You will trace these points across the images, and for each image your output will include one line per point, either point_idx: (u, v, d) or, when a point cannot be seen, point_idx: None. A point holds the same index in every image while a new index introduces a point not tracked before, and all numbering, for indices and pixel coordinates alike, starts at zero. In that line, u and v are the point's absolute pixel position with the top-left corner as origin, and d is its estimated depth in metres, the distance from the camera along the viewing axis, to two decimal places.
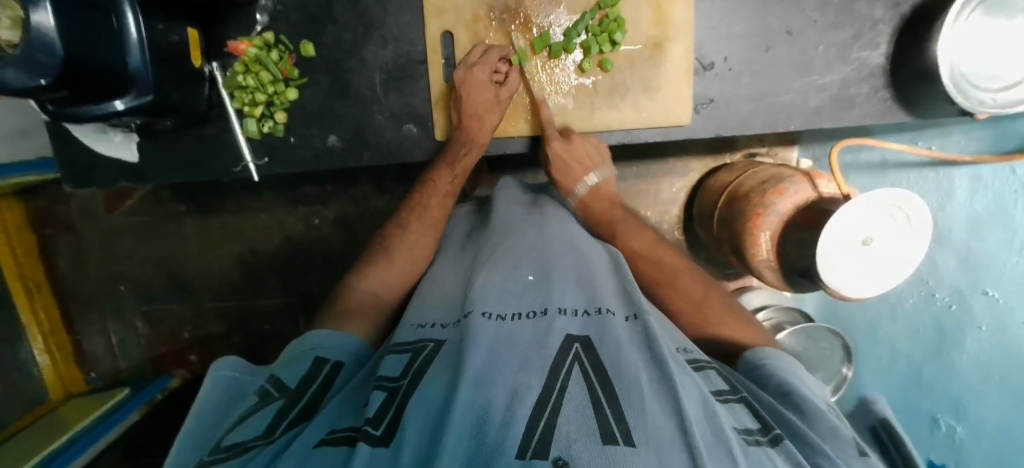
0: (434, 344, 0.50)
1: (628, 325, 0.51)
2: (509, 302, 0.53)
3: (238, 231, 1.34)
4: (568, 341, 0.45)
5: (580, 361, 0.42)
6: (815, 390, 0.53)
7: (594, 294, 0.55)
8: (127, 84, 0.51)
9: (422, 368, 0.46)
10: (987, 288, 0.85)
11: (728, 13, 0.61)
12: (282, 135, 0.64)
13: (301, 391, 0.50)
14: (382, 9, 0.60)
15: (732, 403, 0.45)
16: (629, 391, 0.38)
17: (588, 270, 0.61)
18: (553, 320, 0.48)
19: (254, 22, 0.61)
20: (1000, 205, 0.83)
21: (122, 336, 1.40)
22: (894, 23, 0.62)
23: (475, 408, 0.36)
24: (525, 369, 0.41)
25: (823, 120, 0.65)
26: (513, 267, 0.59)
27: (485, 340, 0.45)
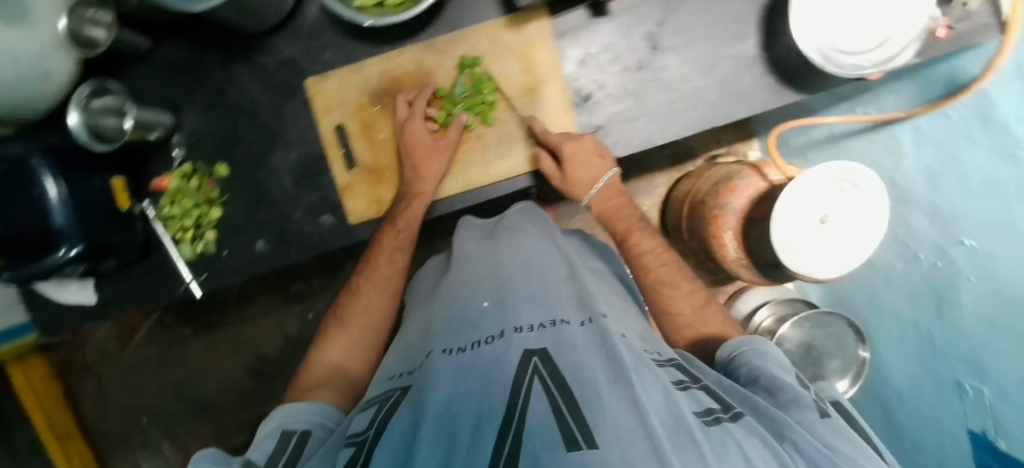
0: (401, 392, 0.47)
1: (584, 328, 0.48)
2: (465, 332, 0.50)
3: (243, 339, 1.35)
4: (526, 355, 0.43)
5: (539, 373, 0.41)
6: (791, 369, 0.50)
7: (549, 307, 0.52)
8: (58, 239, 0.56)
9: (389, 414, 0.44)
10: (963, 238, 0.78)
11: (593, 44, 0.64)
12: (214, 251, 0.68)
13: (273, 465, 0.44)
14: (280, 120, 0.66)
15: (692, 389, 0.43)
16: (586, 395, 0.37)
17: (544, 275, 0.58)
18: (510, 340, 0.46)
19: (172, 158, 0.68)
20: (950, 155, 0.77)
21: (152, 466, 1.37)
22: (756, 14, 0.63)
23: (442, 439, 0.37)
24: (487, 395, 0.40)
25: (717, 117, 0.65)
26: (468, 296, 0.56)
27: (447, 375, 0.43)
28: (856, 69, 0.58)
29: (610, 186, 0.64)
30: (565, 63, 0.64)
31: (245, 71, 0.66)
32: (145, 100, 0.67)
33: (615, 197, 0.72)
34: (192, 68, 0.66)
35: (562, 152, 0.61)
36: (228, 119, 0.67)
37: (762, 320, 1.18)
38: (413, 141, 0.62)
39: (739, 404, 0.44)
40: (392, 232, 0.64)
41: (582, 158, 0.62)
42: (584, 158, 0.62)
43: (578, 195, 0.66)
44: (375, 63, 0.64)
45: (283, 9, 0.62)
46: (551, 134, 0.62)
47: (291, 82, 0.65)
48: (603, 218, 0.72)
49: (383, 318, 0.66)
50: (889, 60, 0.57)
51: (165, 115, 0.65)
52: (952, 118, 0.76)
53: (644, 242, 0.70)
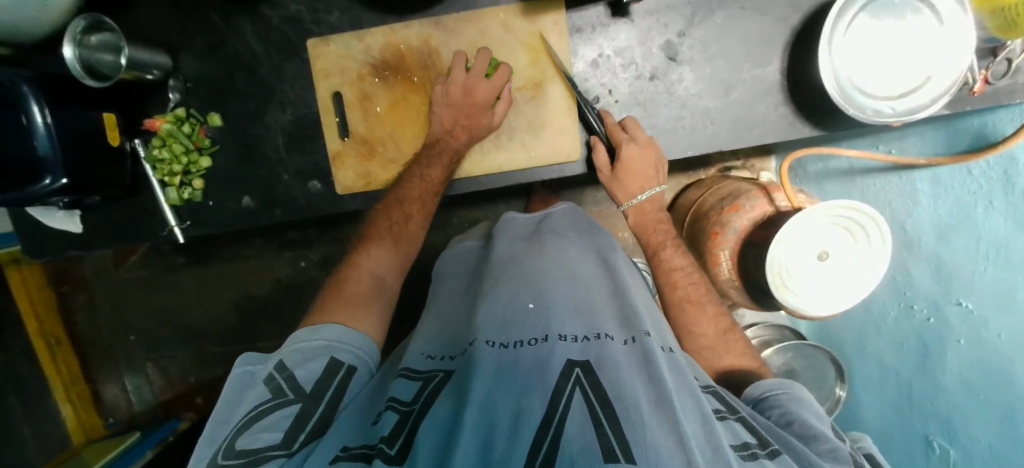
0: (445, 374, 0.47)
1: (626, 348, 0.44)
2: (509, 328, 0.47)
3: (236, 279, 1.28)
4: (569, 365, 0.40)
5: (581, 384, 0.38)
6: (826, 419, 0.47)
7: (591, 316, 0.48)
8: (42, 168, 0.57)
9: (430, 396, 0.43)
10: (960, 299, 0.76)
11: (608, 46, 0.61)
12: (201, 200, 0.68)
13: (320, 397, 0.45)
14: (277, 77, 0.65)
15: (729, 420, 0.41)
16: (628, 410, 0.35)
17: (586, 283, 0.55)
18: (553, 346, 0.43)
19: (168, 100, 0.66)
20: (965, 211, 0.74)
21: (137, 382, 1.32)
22: (785, 38, 0.59)
23: (482, 427, 0.36)
24: (526, 394, 0.38)
25: (725, 141, 0.62)
26: (513, 295, 0.51)
27: (490, 369, 0.41)
28: (878, 115, 0.55)
29: (650, 202, 0.64)
30: (575, 61, 0.61)
31: (248, 22, 0.64)
32: (144, 37, 0.66)
33: (654, 212, 0.65)
34: (195, 11, 0.64)
35: (622, 153, 0.59)
36: (226, 69, 0.65)
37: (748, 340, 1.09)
38: (436, 126, 0.61)
39: (775, 440, 0.41)
40: (401, 211, 0.62)
41: (638, 166, 0.60)
42: (640, 166, 0.60)
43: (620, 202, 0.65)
44: (379, 33, 0.62)
45: None
46: (618, 129, 0.60)
47: (293, 40, 0.64)
48: (636, 231, 0.66)
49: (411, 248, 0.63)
50: (918, 109, 0.53)
51: (162, 58, 0.64)
52: (972, 173, 0.73)
53: (675, 259, 0.62)
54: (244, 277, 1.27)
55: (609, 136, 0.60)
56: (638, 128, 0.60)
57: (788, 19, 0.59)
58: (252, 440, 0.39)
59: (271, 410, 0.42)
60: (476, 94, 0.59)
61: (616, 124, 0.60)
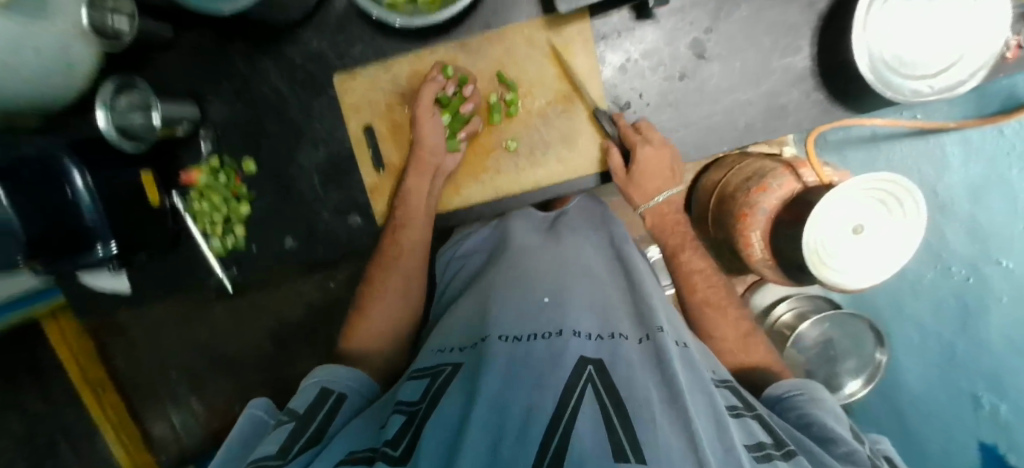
0: (452, 367, 0.45)
1: (641, 347, 0.43)
2: (523, 321, 0.46)
3: (267, 306, 1.29)
4: (581, 363, 0.39)
5: (594, 384, 0.37)
6: (846, 423, 0.47)
7: (607, 315, 0.47)
8: (95, 232, 0.58)
9: (440, 391, 0.41)
10: (1001, 258, 0.78)
11: (636, 49, 0.60)
12: (244, 245, 0.69)
13: (314, 414, 0.45)
14: (307, 116, 0.65)
15: (744, 418, 0.41)
16: (640, 412, 0.34)
17: (601, 281, 0.53)
18: (566, 340, 0.41)
19: (201, 151, 0.67)
20: (997, 172, 0.76)
21: (182, 416, 1.34)
22: (813, 23, 0.59)
23: (492, 425, 0.34)
24: (537, 390, 0.36)
25: (757, 133, 0.62)
26: (526, 291, 0.51)
27: (501, 362, 0.40)
28: (917, 96, 0.54)
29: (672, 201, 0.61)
30: (603, 68, 0.61)
31: (271, 63, 0.64)
32: (169, 88, 0.66)
33: (673, 213, 0.64)
34: (217, 58, 0.64)
35: (639, 153, 0.57)
36: (253, 112, 0.65)
37: (780, 315, 1.04)
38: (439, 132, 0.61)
39: (792, 441, 0.41)
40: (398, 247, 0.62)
41: (658, 167, 0.58)
42: (656, 167, 0.58)
43: (637, 203, 0.63)
44: (406, 61, 0.62)
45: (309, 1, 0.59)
46: (632, 131, 0.58)
47: (318, 77, 0.63)
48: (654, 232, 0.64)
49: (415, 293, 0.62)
50: (955, 88, 0.54)
51: (189, 109, 0.64)
52: (1003, 133, 0.74)
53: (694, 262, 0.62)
54: (276, 303, 1.29)
55: (623, 137, 0.59)
56: (651, 129, 0.59)
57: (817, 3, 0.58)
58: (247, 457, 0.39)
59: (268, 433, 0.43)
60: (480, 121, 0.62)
61: (629, 125, 0.59)
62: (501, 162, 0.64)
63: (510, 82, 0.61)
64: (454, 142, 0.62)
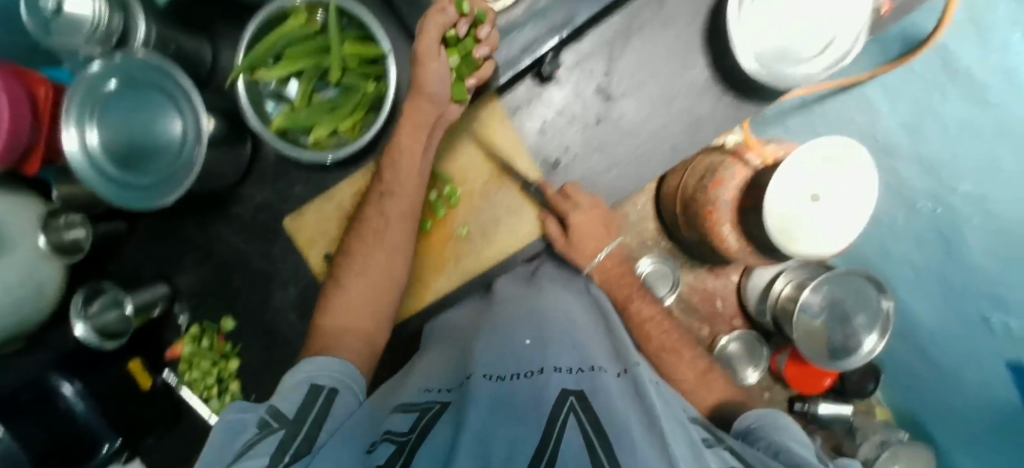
0: (442, 405, 0.45)
1: (619, 380, 0.44)
2: (508, 363, 0.48)
3: None
4: (563, 394, 0.40)
5: (575, 410, 0.37)
6: (811, 446, 0.47)
7: (587, 351, 0.48)
8: (96, 435, 0.60)
9: (425, 429, 0.40)
10: (956, 185, 0.79)
11: (549, 111, 0.64)
12: (243, 398, 0.69)
13: (304, 420, 0.43)
14: (270, 262, 0.67)
15: (718, 449, 0.40)
16: (619, 435, 0.34)
17: (581, 323, 0.55)
18: (548, 377, 0.43)
19: (179, 324, 0.70)
20: (923, 106, 0.78)
21: None
22: (700, 39, 0.62)
23: (479, 451, 0.34)
24: (523, 421, 0.37)
25: (685, 150, 0.65)
26: (511, 333, 0.54)
27: (485, 400, 0.41)
28: (808, 78, 0.56)
29: (612, 253, 0.67)
30: (525, 138, 0.64)
31: (224, 226, 0.67)
32: (138, 275, 0.69)
33: (616, 266, 0.68)
34: (175, 234, 0.68)
35: (569, 218, 0.62)
36: (221, 272, 0.68)
37: (781, 290, 1.04)
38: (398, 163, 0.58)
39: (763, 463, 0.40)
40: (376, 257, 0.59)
41: (591, 227, 0.62)
42: (590, 227, 0.62)
43: (581, 264, 0.66)
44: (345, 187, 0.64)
45: (241, 161, 0.64)
46: (561, 199, 0.62)
47: (270, 225, 0.67)
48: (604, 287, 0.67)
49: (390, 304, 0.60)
50: (841, 60, 0.56)
51: (160, 289, 0.67)
52: (916, 71, 0.77)
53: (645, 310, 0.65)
54: None
55: (552, 203, 0.63)
56: (579, 193, 0.63)
57: (694, 22, 0.62)
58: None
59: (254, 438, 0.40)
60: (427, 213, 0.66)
61: (556, 192, 0.63)
62: (459, 249, 0.66)
63: (445, 176, 0.64)
64: (460, 88, 0.57)
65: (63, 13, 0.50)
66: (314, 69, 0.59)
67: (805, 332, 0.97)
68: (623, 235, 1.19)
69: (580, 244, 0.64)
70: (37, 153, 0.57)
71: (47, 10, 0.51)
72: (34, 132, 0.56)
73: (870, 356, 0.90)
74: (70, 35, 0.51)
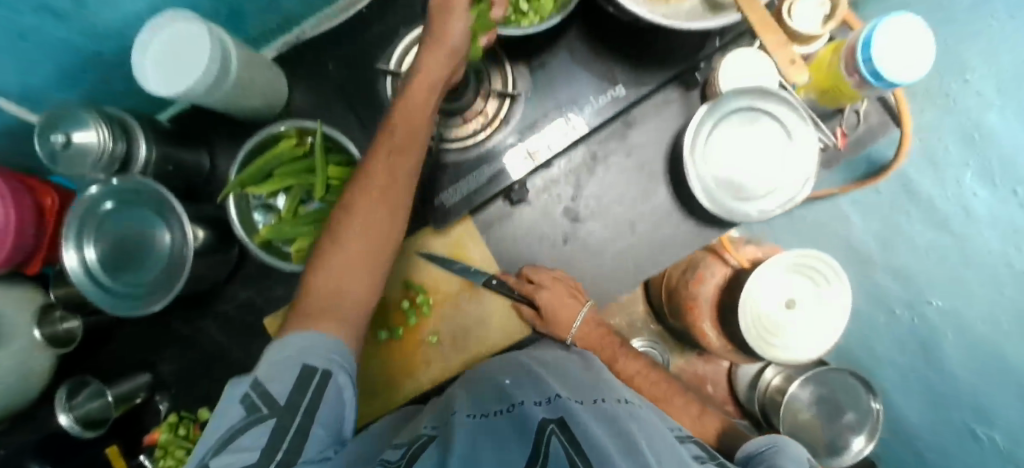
0: (429, 438, 0.46)
1: (594, 408, 0.47)
2: (486, 405, 0.51)
3: None
4: (542, 422, 0.43)
5: (556, 434, 0.40)
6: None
7: (562, 387, 0.51)
8: None
9: (415, 456, 0.41)
10: (929, 298, 0.81)
11: (518, 230, 0.68)
12: None
13: (297, 407, 0.39)
14: (250, 357, 0.71)
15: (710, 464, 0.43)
16: (600, 453, 0.37)
17: (559, 368, 0.58)
18: (523, 413, 0.46)
19: (160, 410, 0.73)
20: (891, 222, 0.81)
21: None
22: (662, 170, 0.67)
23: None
24: (505, 448, 0.40)
25: (649, 268, 0.68)
26: (493, 378, 0.58)
27: (463, 436, 0.43)
28: (764, 214, 0.59)
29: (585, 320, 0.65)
30: (495, 253, 0.68)
31: (211, 321, 0.71)
32: (124, 364, 0.73)
33: (595, 329, 0.70)
34: (163, 326, 0.72)
35: (535, 300, 0.63)
36: (203, 364, 0.72)
37: (770, 380, 1.02)
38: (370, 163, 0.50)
39: None
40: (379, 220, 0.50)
41: (559, 303, 0.62)
42: (558, 305, 0.63)
43: (564, 334, 0.66)
44: None
45: (230, 263, 0.68)
46: (525, 284, 0.64)
47: (254, 323, 0.70)
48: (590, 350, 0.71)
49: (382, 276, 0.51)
50: (791, 200, 0.59)
51: (142, 377, 0.71)
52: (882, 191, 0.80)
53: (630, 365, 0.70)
54: None
55: (519, 289, 0.65)
56: (538, 272, 0.65)
57: (656, 155, 0.67)
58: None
59: (244, 427, 0.37)
60: (395, 311, 0.69)
61: (519, 279, 0.66)
62: (429, 354, 0.68)
63: (418, 285, 0.68)
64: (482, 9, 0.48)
65: (69, 145, 0.52)
66: (300, 185, 0.65)
67: (794, 426, 0.93)
68: (609, 316, 1.20)
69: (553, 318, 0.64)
70: (39, 254, 0.62)
71: (55, 143, 0.52)
72: (38, 238, 0.61)
73: (857, 459, 0.87)
74: (76, 166, 0.54)
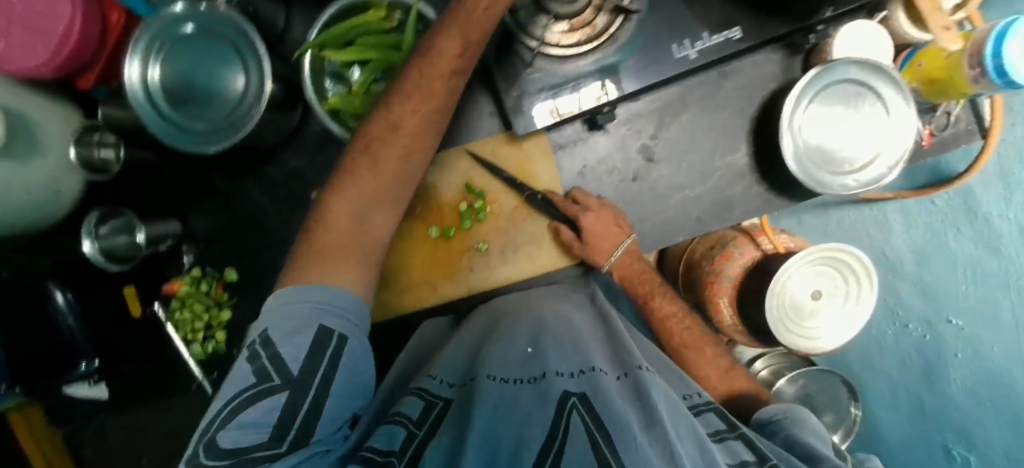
0: (444, 403, 0.45)
1: (620, 382, 0.43)
2: (516, 364, 0.47)
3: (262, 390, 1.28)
4: (565, 396, 0.39)
5: (579, 411, 0.36)
6: (829, 442, 0.49)
7: (583, 352, 0.47)
8: (75, 350, 0.58)
9: (437, 424, 0.42)
10: (950, 317, 0.83)
11: (590, 157, 0.66)
12: (225, 350, 0.70)
13: (311, 377, 0.41)
14: (288, 228, 0.69)
15: (729, 441, 0.42)
16: (623, 433, 0.34)
17: (586, 332, 0.53)
18: (550, 382, 0.41)
19: (182, 263, 0.71)
20: (938, 237, 0.82)
21: None
22: (746, 127, 0.66)
23: (486, 453, 0.35)
24: (527, 422, 0.37)
25: (710, 224, 0.67)
26: (512, 338, 0.51)
27: (487, 404, 0.40)
28: (846, 189, 0.60)
29: (626, 254, 0.64)
30: (562, 173, 0.66)
31: (254, 181, 0.69)
32: (153, 209, 0.70)
33: (635, 262, 0.66)
34: (204, 177, 0.69)
35: (579, 222, 0.62)
36: (236, 226, 0.70)
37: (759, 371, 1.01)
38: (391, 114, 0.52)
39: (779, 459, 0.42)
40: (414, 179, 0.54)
41: (603, 228, 0.62)
42: (602, 229, 0.62)
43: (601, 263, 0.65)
44: None
45: (288, 127, 0.65)
46: (570, 202, 0.63)
47: (299, 193, 0.68)
48: (625, 283, 0.66)
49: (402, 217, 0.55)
50: (876, 181, 0.60)
51: (173, 227, 0.68)
52: (937, 203, 0.81)
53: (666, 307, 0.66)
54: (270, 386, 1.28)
55: (561, 209, 0.64)
56: (587, 196, 0.64)
57: (746, 111, 0.66)
58: (234, 437, 0.37)
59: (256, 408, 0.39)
60: (446, 209, 0.67)
61: (565, 199, 0.64)
62: (473, 263, 0.67)
63: (478, 191, 0.66)
64: None
65: None
66: (379, 62, 0.62)
67: None
68: None
69: (608, 244, 0.63)
70: (93, 71, 0.59)
71: None
72: (96, 54, 0.58)
73: None
74: None
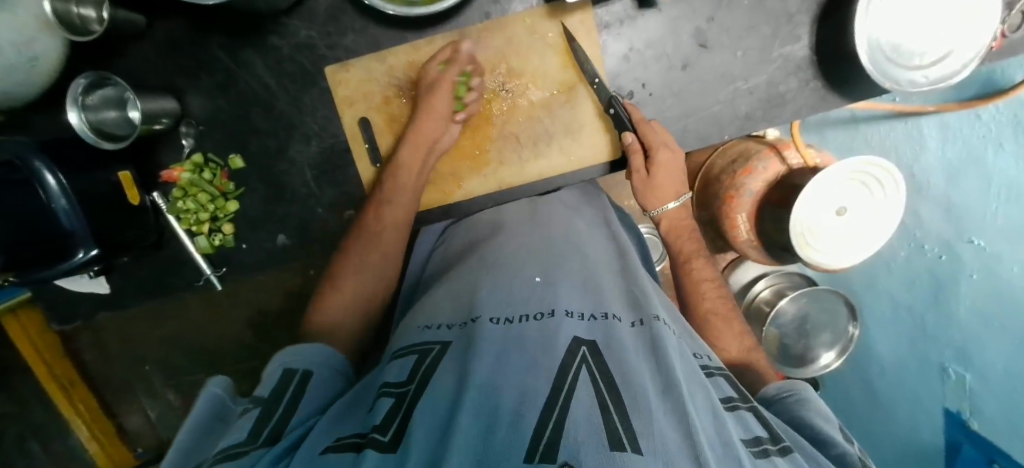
0: (442, 347, 0.40)
1: (633, 331, 0.40)
2: (513, 301, 0.43)
3: None
4: (574, 343, 0.36)
5: (588, 363, 0.34)
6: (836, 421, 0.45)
7: (600, 296, 0.44)
8: (72, 240, 0.52)
9: (427, 376, 0.36)
10: (972, 236, 0.70)
11: (638, 38, 0.60)
12: (233, 244, 0.66)
13: (280, 396, 0.39)
14: (298, 110, 0.63)
15: (741, 410, 0.38)
16: (635, 395, 0.31)
17: (596, 265, 0.50)
18: (559, 324, 0.38)
19: (182, 146, 0.63)
20: (974, 154, 0.70)
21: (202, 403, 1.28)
22: (812, 12, 0.59)
23: (486, 405, 0.30)
24: (533, 371, 0.33)
25: (757, 123, 0.62)
26: (517, 269, 0.48)
27: (493, 345, 0.36)
28: (913, 85, 0.54)
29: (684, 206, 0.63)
30: (605, 57, 0.61)
31: (256, 54, 0.61)
32: (144, 84, 0.62)
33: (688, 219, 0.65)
34: (197, 48, 0.61)
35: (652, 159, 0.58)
36: (239, 107, 0.63)
37: (759, 292, 0.93)
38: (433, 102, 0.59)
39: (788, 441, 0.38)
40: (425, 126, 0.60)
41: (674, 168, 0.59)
42: (672, 170, 0.59)
43: (652, 206, 0.64)
44: (402, 53, 0.60)
45: None
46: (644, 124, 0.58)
47: (309, 70, 0.61)
48: (668, 236, 0.64)
49: (406, 209, 0.60)
50: (946, 80, 0.54)
51: (168, 103, 0.60)
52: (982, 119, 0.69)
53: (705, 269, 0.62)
54: None
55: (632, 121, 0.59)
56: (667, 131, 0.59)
57: None
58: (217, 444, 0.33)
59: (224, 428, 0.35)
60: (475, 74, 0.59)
61: (645, 121, 0.58)
62: (504, 154, 0.64)
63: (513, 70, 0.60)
64: None
65: None
66: None
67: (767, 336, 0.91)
68: None
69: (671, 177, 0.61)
70: None
71: None
72: None
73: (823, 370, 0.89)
74: None
